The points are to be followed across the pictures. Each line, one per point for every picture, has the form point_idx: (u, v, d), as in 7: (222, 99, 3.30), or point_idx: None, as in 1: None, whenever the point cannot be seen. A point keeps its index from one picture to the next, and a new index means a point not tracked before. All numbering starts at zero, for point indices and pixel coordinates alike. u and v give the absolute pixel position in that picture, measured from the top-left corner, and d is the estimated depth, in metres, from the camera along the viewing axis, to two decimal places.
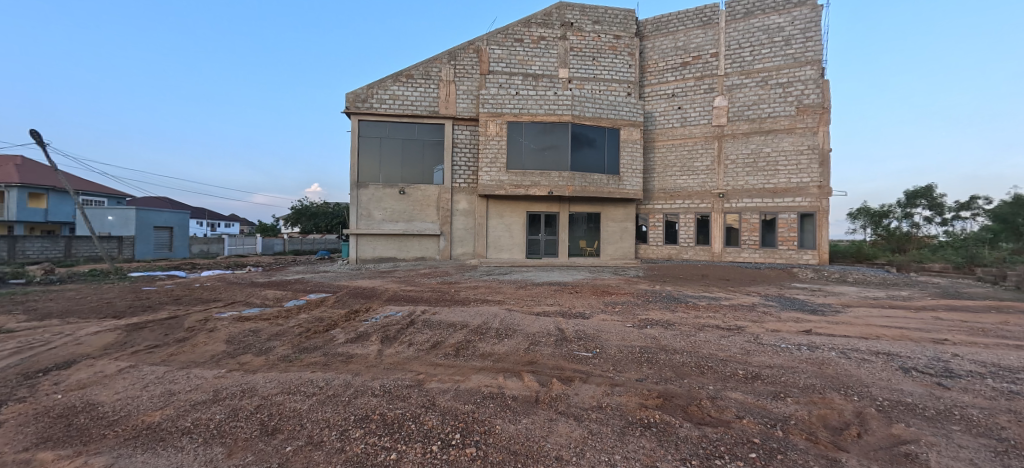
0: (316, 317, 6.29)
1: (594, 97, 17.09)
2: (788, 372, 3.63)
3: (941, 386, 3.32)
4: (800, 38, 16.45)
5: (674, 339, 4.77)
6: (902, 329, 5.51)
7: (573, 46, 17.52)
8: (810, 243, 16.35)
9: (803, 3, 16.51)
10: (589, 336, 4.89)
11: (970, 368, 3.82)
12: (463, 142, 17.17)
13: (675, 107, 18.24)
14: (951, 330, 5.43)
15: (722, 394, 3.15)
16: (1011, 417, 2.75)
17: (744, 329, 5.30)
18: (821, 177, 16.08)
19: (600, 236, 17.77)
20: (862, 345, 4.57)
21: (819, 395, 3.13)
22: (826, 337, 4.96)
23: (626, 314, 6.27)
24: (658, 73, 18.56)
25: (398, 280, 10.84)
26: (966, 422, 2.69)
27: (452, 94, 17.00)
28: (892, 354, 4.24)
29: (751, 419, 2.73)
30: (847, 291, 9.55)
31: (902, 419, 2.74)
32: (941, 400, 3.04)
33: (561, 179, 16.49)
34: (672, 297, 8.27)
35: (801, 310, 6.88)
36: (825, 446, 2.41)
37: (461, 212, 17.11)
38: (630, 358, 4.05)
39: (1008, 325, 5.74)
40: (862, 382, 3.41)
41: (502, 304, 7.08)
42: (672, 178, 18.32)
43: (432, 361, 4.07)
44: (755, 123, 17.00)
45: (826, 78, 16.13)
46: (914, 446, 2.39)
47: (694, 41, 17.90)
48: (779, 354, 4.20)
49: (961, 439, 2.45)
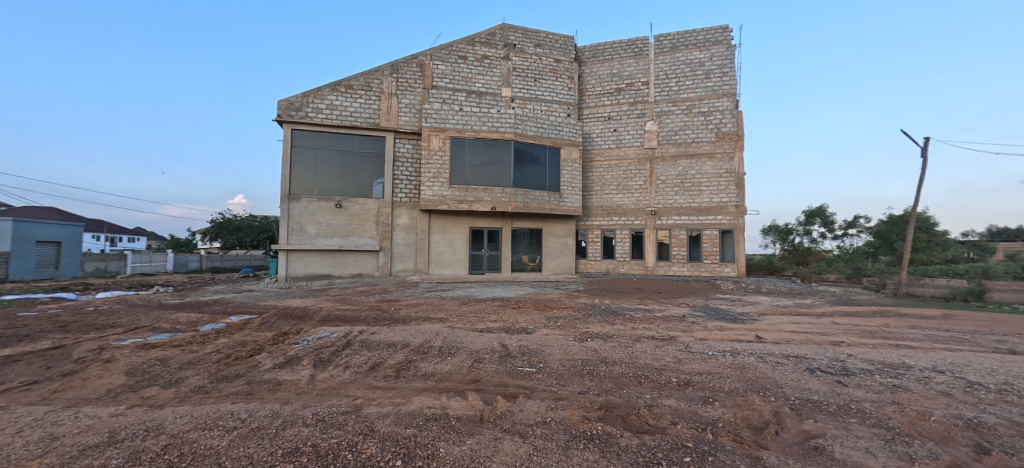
0: (238, 342, 5.73)
1: (536, 117, 17.59)
2: (715, 377, 3.89)
3: (840, 384, 3.74)
4: (717, 72, 18.31)
5: (613, 350, 4.94)
6: (807, 333, 6.17)
7: (517, 67, 18.06)
8: (729, 258, 17.88)
9: (720, 42, 18.42)
10: (532, 351, 4.94)
11: (862, 366, 4.35)
12: (405, 155, 16.84)
13: (610, 129, 19.42)
14: (845, 333, 6.18)
15: (658, 402, 3.30)
16: (895, 408, 3.16)
17: (676, 339, 5.62)
18: (737, 197, 17.78)
19: (541, 251, 18.06)
20: (775, 350, 5.03)
21: (742, 398, 3.38)
22: (746, 344, 5.39)
23: (568, 328, 6.39)
24: (596, 97, 19.76)
25: (332, 299, 10.21)
26: (860, 414, 3.05)
27: (394, 106, 16.70)
28: (799, 357, 4.71)
29: (684, 425, 2.87)
30: (760, 301, 10.52)
31: (811, 415, 3.04)
32: (840, 396, 3.42)
33: (504, 195, 16.71)
34: (608, 310, 8.59)
35: (724, 319, 7.46)
36: (748, 445, 2.59)
37: (402, 227, 16.65)
38: (573, 371, 4.13)
39: (888, 327, 6.66)
40: (777, 383, 3.75)
41: (445, 322, 6.90)
42: (609, 196, 19.31)
43: (371, 384, 3.86)
44: (681, 147, 18.49)
45: (740, 110, 18.05)
46: (821, 439, 2.66)
47: (627, 70, 19.30)
48: (706, 361, 4.49)
49: (857, 431, 2.77)
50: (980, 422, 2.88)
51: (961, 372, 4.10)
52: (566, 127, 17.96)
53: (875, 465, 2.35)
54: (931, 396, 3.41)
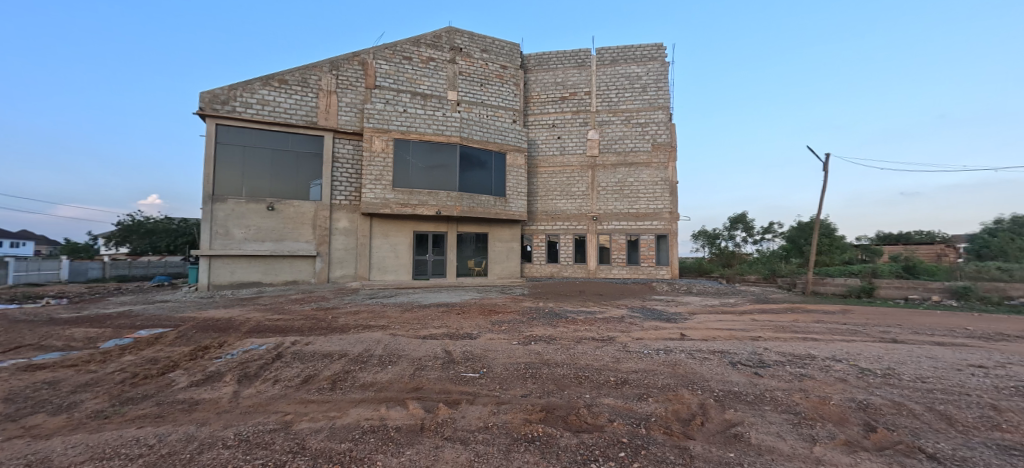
0: (147, 359, 5.12)
1: (481, 122, 17.85)
2: (649, 375, 4.11)
3: (758, 375, 4.10)
4: (653, 86, 19.53)
5: (555, 352, 5.04)
6: (730, 330, 6.71)
7: (462, 70, 18.05)
8: (665, 261, 19.01)
9: (655, 58, 19.67)
10: (477, 356, 4.91)
11: (776, 358, 4.80)
12: (346, 157, 16.17)
13: (554, 136, 20.08)
14: (762, 329, 6.80)
15: (596, 401, 3.41)
16: (802, 394, 3.52)
17: (615, 339, 5.87)
18: (671, 204, 18.98)
19: (487, 255, 18.13)
20: (703, 346, 5.42)
21: (673, 393, 3.59)
22: (678, 342, 5.76)
23: (512, 332, 6.44)
24: (541, 105, 20.36)
25: (262, 308, 9.48)
26: (774, 402, 3.36)
27: (333, 105, 15.98)
28: (724, 352, 5.10)
29: (620, 421, 2.99)
30: (691, 301, 11.30)
31: (732, 405, 3.30)
32: (757, 386, 3.75)
33: (449, 199, 16.58)
34: (552, 313, 8.78)
35: (659, 319, 7.92)
36: (677, 437, 2.75)
37: (341, 230, 15.90)
38: (516, 375, 4.16)
39: (798, 322, 7.43)
40: (705, 377, 4.03)
41: (387, 329, 6.67)
42: (553, 201, 19.87)
43: (303, 399, 3.62)
44: (621, 156, 19.49)
45: (672, 123, 19.34)
46: (740, 427, 2.89)
47: (570, 79, 20.07)
48: (642, 359, 4.73)
49: (771, 417, 3.05)
50: (868, 403, 3.29)
51: (856, 360, 4.66)
52: (511, 134, 18.41)
53: (783, 447, 2.62)
54: (831, 382, 3.85)
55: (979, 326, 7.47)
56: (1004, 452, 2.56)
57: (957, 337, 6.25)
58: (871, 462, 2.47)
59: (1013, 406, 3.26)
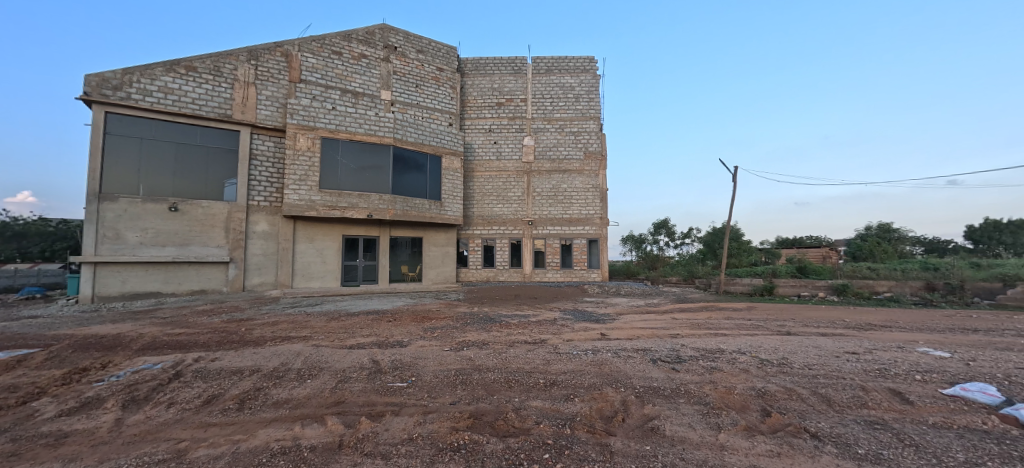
0: (2, 387, 4.31)
1: (416, 123, 17.59)
2: (576, 375, 4.27)
3: (674, 370, 4.44)
4: (585, 97, 20.63)
5: (487, 357, 5.07)
6: (653, 328, 7.22)
7: (396, 70, 17.62)
8: (596, 264, 19.98)
9: (587, 70, 20.77)
10: (406, 365, 4.79)
11: (691, 353, 5.24)
12: (264, 153, 15.00)
13: (491, 141, 20.39)
14: (682, 327, 7.39)
15: (525, 404, 3.48)
16: (710, 385, 3.87)
17: (546, 342, 6.05)
18: (601, 210, 20.10)
19: (422, 260, 17.91)
20: (628, 345, 5.76)
21: (598, 392, 3.77)
22: (605, 342, 6.06)
23: (444, 339, 6.38)
24: (477, 109, 20.59)
25: (160, 322, 8.41)
26: (687, 394, 3.65)
27: (251, 97, 14.74)
28: (646, 349, 5.47)
29: (546, 423, 3.08)
30: (619, 303, 12.02)
31: (650, 400, 3.53)
32: (673, 380, 4.06)
33: (380, 202, 16.14)
34: (486, 317, 8.82)
35: (588, 320, 8.31)
36: (599, 434, 2.89)
37: (259, 234, 14.70)
38: (445, 382, 4.12)
39: (712, 320, 8.18)
40: (628, 375, 4.27)
41: (309, 341, 6.28)
42: (490, 206, 20.09)
43: (204, 422, 3.27)
44: (555, 163, 20.29)
45: (603, 133, 20.49)
46: (657, 421, 3.11)
47: (507, 86, 20.58)
48: (571, 360, 4.91)
49: (684, 409, 3.32)
50: (765, 391, 3.70)
51: (757, 352, 5.23)
52: (447, 136, 18.42)
53: (692, 437, 2.86)
54: (736, 373, 4.28)
55: (851, 317, 8.77)
56: (868, 427, 3.02)
57: (838, 328, 7.28)
58: (765, 444, 2.78)
59: (876, 386, 3.85)
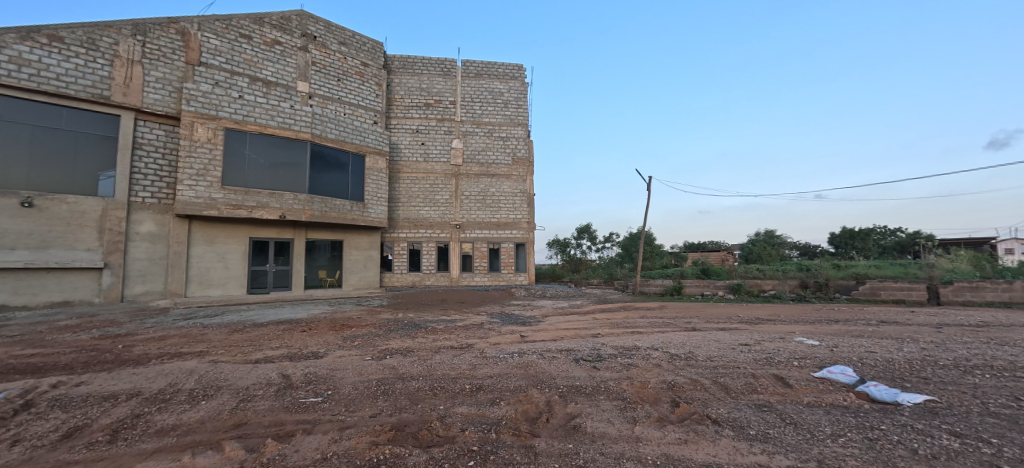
0: None
1: (337, 119, 16.71)
2: (502, 378, 4.33)
3: (595, 368, 4.70)
4: (513, 103, 21.42)
5: (411, 365, 4.96)
6: (577, 329, 7.59)
7: (315, 61, 16.55)
8: (523, 268, 20.82)
9: (516, 78, 21.60)
10: (322, 378, 4.51)
11: (610, 351, 5.59)
12: (151, 143, 13.19)
13: (418, 142, 20.14)
14: (602, 326, 7.86)
15: (450, 411, 3.45)
16: (627, 381, 4.15)
17: (473, 346, 6.07)
18: (528, 215, 20.99)
19: (342, 265, 17.00)
20: (553, 346, 5.99)
21: (523, 394, 3.85)
22: (530, 344, 6.25)
23: (365, 347, 6.11)
24: (404, 108, 20.18)
25: (3, 343, 6.93)
26: (607, 391, 3.88)
27: (137, 77, 12.85)
28: (569, 350, 5.73)
29: (471, 429, 3.07)
30: (544, 305, 12.52)
31: (573, 399, 3.69)
32: (594, 378, 4.28)
33: (296, 202, 15.07)
34: (411, 324, 8.62)
35: (515, 323, 8.51)
36: (523, 437, 2.95)
37: (144, 236, 12.88)
38: (366, 394, 3.94)
39: (630, 319, 8.80)
40: (552, 375, 4.43)
41: (205, 356, 5.63)
42: (416, 208, 19.78)
43: (61, 461, 2.75)
44: (483, 167, 20.77)
45: (530, 139, 21.49)
46: (579, 419, 3.26)
47: (435, 87, 20.53)
48: (497, 364, 4.97)
49: (603, 406, 3.51)
50: (675, 383, 4.05)
51: (668, 347, 5.72)
52: (372, 135, 17.76)
53: (611, 431, 3.03)
54: (650, 368, 4.64)
55: (745, 313, 9.97)
56: (758, 409, 3.45)
57: (736, 323, 8.24)
58: (674, 433, 3.03)
59: (764, 373, 4.41)
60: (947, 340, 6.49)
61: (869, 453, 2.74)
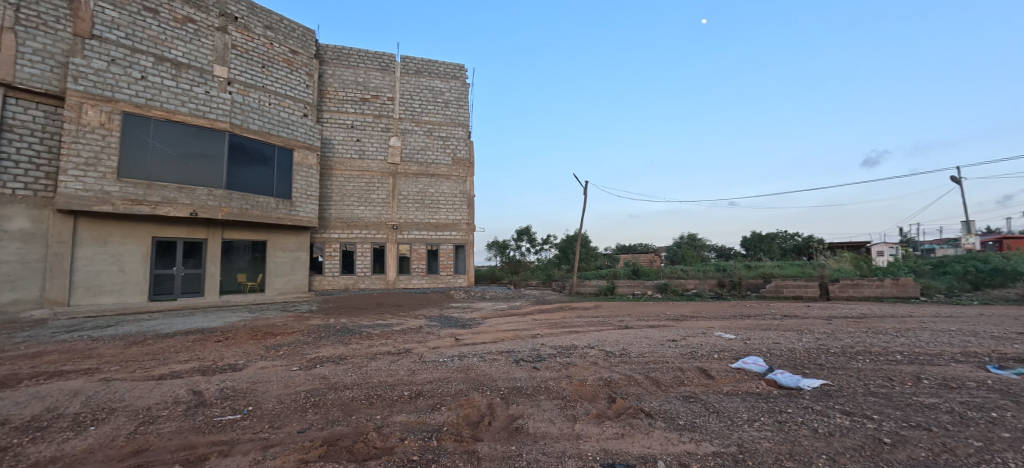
0: None
1: (259, 109, 15.53)
2: (442, 383, 4.25)
3: (535, 368, 4.78)
4: (454, 104, 21.38)
5: (345, 374, 4.70)
6: (515, 330, 7.71)
7: (236, 44, 15.28)
8: (462, 269, 20.75)
9: (457, 78, 21.58)
10: (241, 393, 4.12)
11: (549, 351, 5.72)
12: (25, 125, 11.27)
13: (353, 138, 19.46)
14: (540, 327, 8.06)
15: (388, 421, 3.31)
16: (566, 379, 4.27)
17: (411, 351, 5.91)
18: (467, 216, 21.04)
19: (264, 268, 15.84)
20: (493, 348, 6.01)
21: (465, 398, 3.81)
22: (470, 347, 6.23)
23: (292, 357, 5.70)
24: (338, 102, 19.37)
25: None
26: (548, 390, 3.96)
27: (9, 46, 10.89)
28: (510, 351, 5.79)
29: (411, 438, 2.97)
30: (483, 307, 12.58)
31: (515, 400, 3.72)
32: (535, 378, 4.35)
33: (210, 199, 13.73)
34: (344, 330, 8.19)
35: (454, 326, 8.44)
36: (466, 442, 2.90)
37: (14, 235, 10.89)
38: (294, 408, 3.66)
39: (567, 319, 9.10)
40: (493, 377, 4.43)
41: (93, 374, 4.89)
42: (349, 208, 19.09)
43: None
44: (422, 167, 20.47)
45: (470, 140, 21.58)
46: (521, 420, 3.28)
47: (372, 81, 19.93)
48: (437, 368, 4.87)
49: (545, 405, 3.57)
50: (611, 379, 4.24)
51: (604, 345, 5.97)
52: (299, 128, 16.81)
53: (552, 431, 3.08)
54: (587, 366, 4.81)
55: (669, 311, 10.77)
56: (686, 400, 3.71)
57: (662, 320, 8.85)
58: (612, 428, 3.15)
59: (690, 366, 4.75)
60: (836, 330, 7.49)
61: (779, 435, 3.05)
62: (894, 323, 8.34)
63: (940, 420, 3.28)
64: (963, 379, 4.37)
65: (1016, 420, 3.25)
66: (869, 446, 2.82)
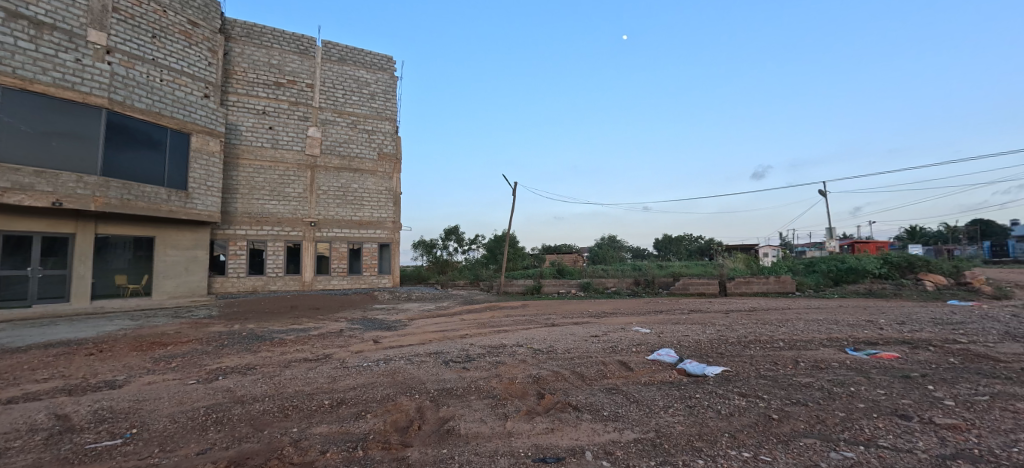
0: None
1: (148, 85, 13.50)
2: (368, 389, 4.05)
3: (465, 368, 4.76)
4: (381, 96, 20.56)
5: (254, 385, 4.27)
6: (441, 331, 7.62)
7: (118, 7, 13.12)
8: (386, 269, 20.00)
9: (385, 69, 20.76)
10: (122, 414, 3.53)
11: (478, 351, 5.73)
12: None
13: (265, 126, 17.89)
14: (466, 327, 8.06)
15: (306, 433, 3.07)
16: (496, 378, 4.31)
17: (332, 357, 5.54)
18: (394, 214, 20.32)
19: (151, 267, 13.84)
20: (421, 350, 5.87)
21: (392, 403, 3.67)
22: (396, 350, 6.02)
23: (188, 369, 5.04)
24: (247, 84, 17.65)
25: None
26: (478, 390, 3.95)
27: None
28: (438, 352, 5.70)
29: (333, 450, 2.77)
30: (410, 308, 12.26)
31: (445, 402, 3.66)
32: (465, 378, 4.33)
33: (79, 186, 11.65)
34: (252, 336, 7.43)
35: (379, 329, 8.11)
36: (395, 449, 2.79)
37: None
38: (192, 427, 3.24)
39: (496, 318, 9.21)
40: (422, 380, 4.31)
41: None
42: (259, 202, 17.48)
43: None
44: (345, 160, 19.38)
45: (398, 135, 20.88)
46: (452, 422, 3.24)
47: (289, 65, 18.51)
48: (361, 373, 4.62)
49: (476, 405, 3.57)
50: (540, 376, 4.35)
51: (532, 343, 6.13)
52: (199, 110, 14.99)
53: (484, 431, 3.08)
54: (516, 364, 4.90)
55: (590, 308, 11.41)
56: (609, 392, 3.95)
57: (583, 317, 9.33)
58: (542, 423, 3.24)
59: (612, 360, 5.05)
60: (733, 322, 8.48)
61: (690, 418, 3.37)
62: (778, 315, 9.68)
63: (815, 396, 3.87)
64: (828, 360, 5.20)
65: (867, 392, 3.95)
66: (761, 423, 3.23)
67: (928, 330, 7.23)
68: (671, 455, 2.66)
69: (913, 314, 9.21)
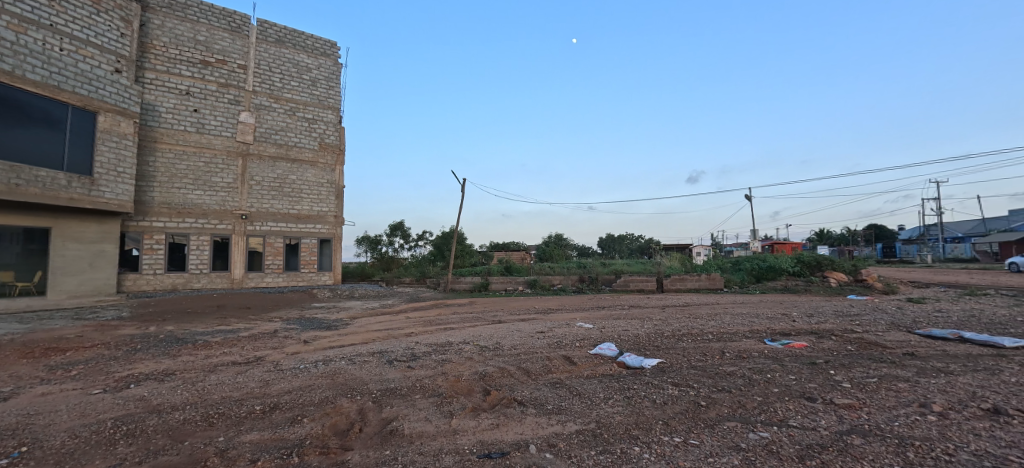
0: None
1: (43, 54, 11.76)
2: (305, 392, 3.83)
3: (410, 368, 4.66)
4: (324, 83, 19.53)
5: (173, 393, 3.88)
6: (383, 330, 7.40)
7: None
8: (327, 266, 19.07)
9: (328, 55, 19.74)
10: (5, 431, 3.07)
11: (424, 349, 5.64)
12: None
13: (188, 108, 16.29)
14: (410, 325, 7.89)
15: (234, 442, 2.85)
16: (442, 376, 4.27)
17: (264, 359, 5.18)
18: (336, 208, 19.39)
19: (45, 263, 12.12)
20: (364, 350, 5.67)
21: (332, 406, 3.51)
22: (337, 350, 5.77)
23: (91, 377, 4.47)
24: (167, 60, 15.95)
25: None
26: (423, 389, 3.89)
27: None
28: (382, 352, 5.53)
29: (265, 458, 2.60)
30: (352, 306, 11.79)
31: (389, 402, 3.56)
32: (410, 377, 4.24)
33: None
34: (170, 339, 6.74)
35: (318, 328, 7.71)
36: (334, 453, 2.68)
37: None
38: (97, 442, 2.89)
39: (442, 316, 9.11)
40: (363, 381, 4.16)
41: None
42: (181, 191, 15.90)
43: None
44: (281, 149, 18.16)
45: (342, 126, 19.97)
46: (396, 422, 3.16)
47: (218, 43, 16.98)
48: (297, 376, 4.37)
49: (421, 404, 3.52)
50: (485, 373, 4.37)
51: (478, 340, 6.13)
52: (107, 86, 13.21)
53: (428, 430, 3.04)
54: (462, 361, 4.89)
55: (535, 305, 11.64)
56: (553, 386, 4.05)
57: (528, 314, 9.50)
58: (487, 419, 3.25)
59: (556, 355, 5.20)
60: (668, 317, 9.05)
61: (628, 408, 3.56)
62: (706, 309, 10.48)
63: (737, 383, 4.24)
64: (750, 350, 5.71)
65: (781, 378, 4.39)
66: (691, 409, 3.48)
67: (830, 321, 8.19)
68: (609, 444, 2.79)
69: (817, 308, 10.34)
